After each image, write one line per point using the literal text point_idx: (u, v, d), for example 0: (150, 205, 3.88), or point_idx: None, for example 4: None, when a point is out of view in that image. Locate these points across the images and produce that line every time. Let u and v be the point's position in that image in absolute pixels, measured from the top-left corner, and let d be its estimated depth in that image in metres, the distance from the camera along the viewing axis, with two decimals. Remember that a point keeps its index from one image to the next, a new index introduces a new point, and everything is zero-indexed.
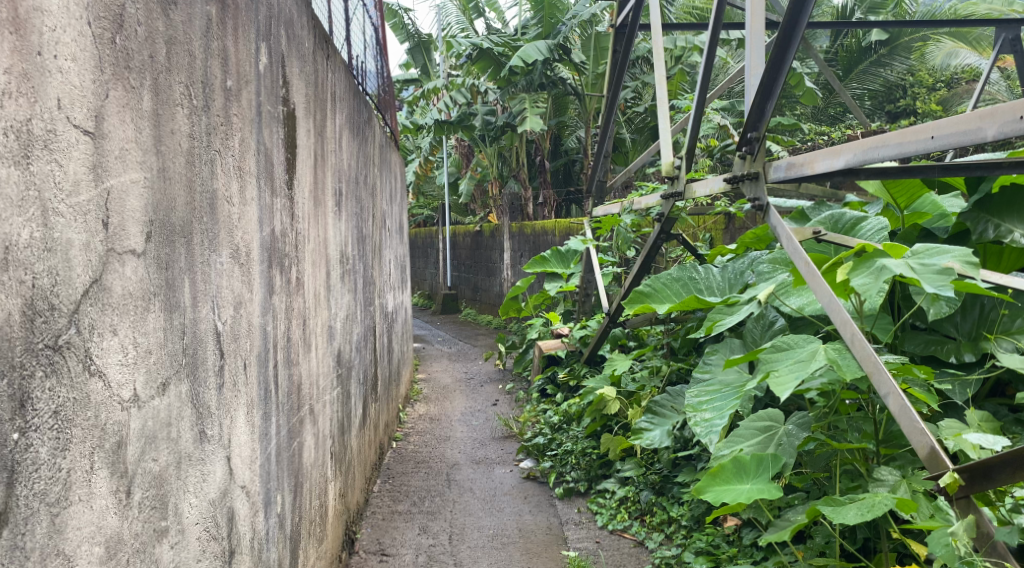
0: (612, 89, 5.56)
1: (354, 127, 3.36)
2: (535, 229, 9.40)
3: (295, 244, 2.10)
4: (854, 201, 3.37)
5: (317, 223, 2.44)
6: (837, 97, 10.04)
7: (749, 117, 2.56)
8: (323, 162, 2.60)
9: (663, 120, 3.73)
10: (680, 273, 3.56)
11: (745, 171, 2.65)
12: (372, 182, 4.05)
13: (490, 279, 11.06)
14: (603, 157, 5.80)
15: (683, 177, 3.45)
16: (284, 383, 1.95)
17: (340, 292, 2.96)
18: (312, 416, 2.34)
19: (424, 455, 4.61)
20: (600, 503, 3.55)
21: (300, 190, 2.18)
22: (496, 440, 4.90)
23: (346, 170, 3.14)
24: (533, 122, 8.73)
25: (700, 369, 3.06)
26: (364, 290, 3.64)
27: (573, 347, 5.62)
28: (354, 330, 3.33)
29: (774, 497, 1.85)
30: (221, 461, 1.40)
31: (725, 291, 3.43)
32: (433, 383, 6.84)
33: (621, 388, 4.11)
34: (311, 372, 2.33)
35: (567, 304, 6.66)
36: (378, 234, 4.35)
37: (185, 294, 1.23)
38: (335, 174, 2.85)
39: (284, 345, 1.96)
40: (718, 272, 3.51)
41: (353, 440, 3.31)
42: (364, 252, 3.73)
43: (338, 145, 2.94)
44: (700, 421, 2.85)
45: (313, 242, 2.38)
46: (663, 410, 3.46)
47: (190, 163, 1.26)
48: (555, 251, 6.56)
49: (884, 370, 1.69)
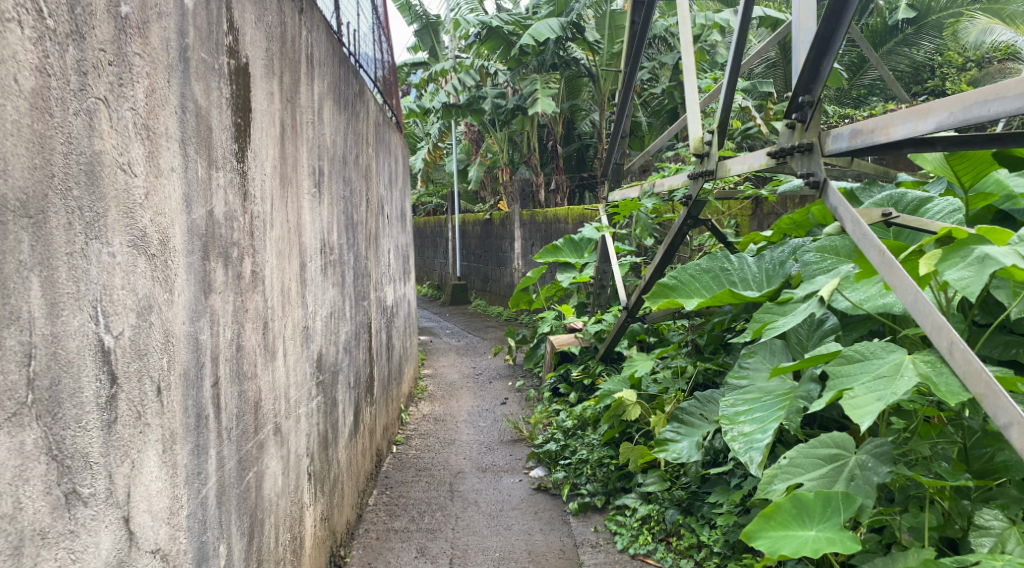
0: (629, 65, 5.14)
1: (340, 101, 2.97)
2: (547, 217, 8.99)
3: (249, 230, 1.71)
4: (909, 181, 2.95)
5: (285, 206, 2.05)
6: (862, 78, 9.51)
7: (800, 77, 2.13)
8: (295, 134, 2.22)
9: (690, 91, 3.31)
10: (710, 263, 3.16)
11: (794, 143, 2.21)
12: (365, 165, 3.66)
13: (500, 269, 10.65)
14: (618, 137, 5.40)
15: (715, 153, 3.01)
16: (232, 403, 1.57)
17: (321, 286, 2.57)
18: (280, 438, 1.96)
19: (426, 461, 4.24)
20: (619, 522, 3.17)
21: (256, 163, 1.79)
22: (505, 445, 4.52)
23: (330, 147, 2.75)
24: (545, 104, 8.31)
25: (736, 375, 2.70)
26: (354, 284, 3.26)
27: (587, 343, 5.25)
28: (342, 328, 2.94)
29: (850, 551, 1.44)
30: (113, 526, 1.03)
31: (760, 283, 3.01)
32: (440, 380, 6.46)
33: (642, 393, 3.77)
34: (278, 383, 1.95)
35: (581, 296, 6.26)
36: (374, 221, 3.96)
37: (32, 299, 0.87)
38: (313, 151, 2.46)
39: (232, 355, 1.57)
40: (754, 262, 3.07)
41: (341, 454, 2.94)
42: (355, 241, 3.34)
43: (319, 118, 2.55)
44: (740, 437, 2.47)
45: (279, 227, 2.00)
46: (691, 418, 3.06)
47: (40, 107, 0.89)
48: (568, 239, 6.19)
49: (1001, 393, 1.26)
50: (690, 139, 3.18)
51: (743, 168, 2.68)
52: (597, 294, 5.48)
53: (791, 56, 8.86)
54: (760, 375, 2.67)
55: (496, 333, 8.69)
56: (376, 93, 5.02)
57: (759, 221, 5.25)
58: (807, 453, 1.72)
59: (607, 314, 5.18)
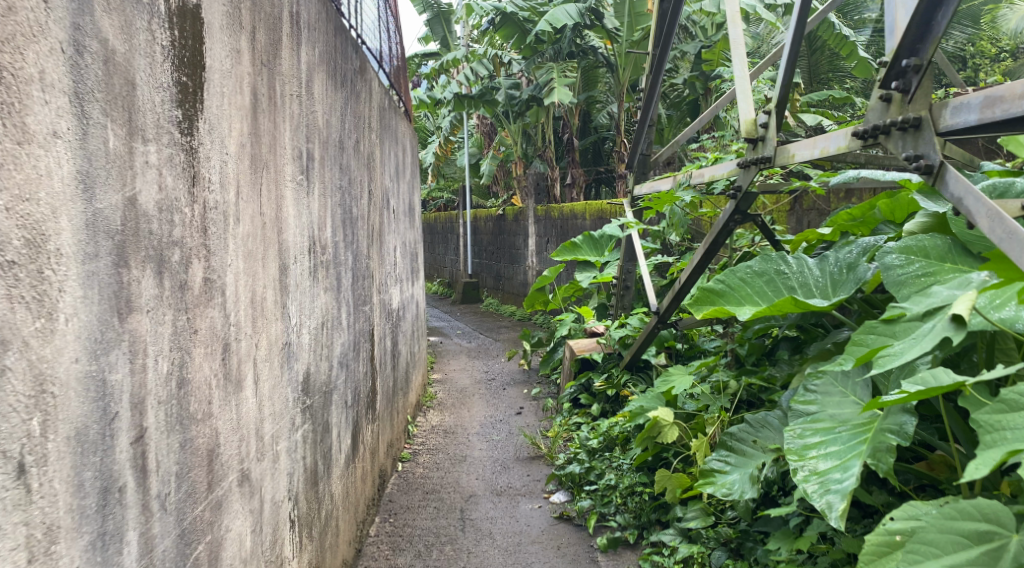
0: (659, 47, 4.72)
1: (336, 76, 2.55)
2: (563, 212, 8.56)
3: (200, 225, 1.30)
4: (997, 170, 2.53)
5: (257, 196, 1.64)
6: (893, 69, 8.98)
7: (905, 35, 1.71)
8: (275, 109, 1.80)
9: (739, 66, 2.90)
10: (763, 265, 2.73)
11: (892, 118, 1.78)
12: (368, 153, 3.25)
13: (514, 266, 10.23)
14: (645, 126, 4.97)
15: (772, 137, 2.58)
16: (168, 461, 1.16)
17: (311, 293, 2.16)
18: (247, 490, 1.55)
19: (435, 482, 3.83)
20: (656, 563, 2.74)
21: (212, 138, 1.37)
22: (521, 463, 4.11)
23: (323, 129, 2.34)
24: (562, 94, 7.88)
25: (803, 401, 2.28)
26: (353, 287, 2.85)
27: (610, 349, 4.81)
28: (337, 340, 2.54)
29: None
30: None
31: (825, 290, 2.57)
32: (450, 386, 6.06)
33: (677, 412, 3.36)
34: (245, 419, 1.54)
35: (601, 297, 5.83)
36: (378, 216, 3.56)
37: None
38: (299, 131, 2.05)
39: (168, 396, 1.16)
40: (816, 264, 2.66)
41: (336, 486, 2.53)
42: (355, 239, 2.93)
43: (307, 93, 2.14)
44: (812, 478, 2.04)
45: (248, 221, 1.58)
46: (743, 447, 2.64)
47: None
48: (587, 237, 5.80)
49: None
50: (741, 121, 2.76)
51: (812, 152, 2.25)
52: (621, 296, 5.06)
53: (819, 45, 8.36)
54: (830, 399, 2.26)
55: (509, 334, 8.29)
56: (382, 76, 4.61)
57: (799, 217, 4.83)
58: (943, 527, 1.33)
59: (632, 317, 4.78)
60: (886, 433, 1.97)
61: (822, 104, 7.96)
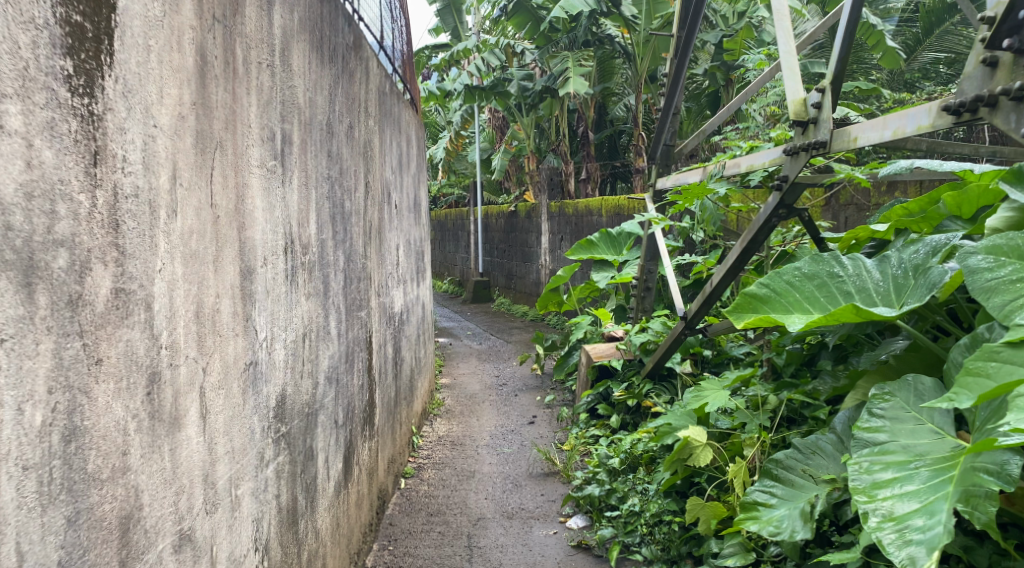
0: (685, 29, 4.37)
1: (322, 49, 2.22)
2: (577, 209, 8.21)
3: (104, 219, 0.97)
4: None
5: (205, 184, 1.31)
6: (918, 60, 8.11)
7: None
8: (234, 75, 1.46)
9: (786, 39, 2.54)
10: (813, 267, 2.38)
11: (1007, 83, 1.42)
12: (364, 141, 2.92)
13: (526, 265, 9.89)
14: (668, 115, 4.61)
15: (826, 119, 2.24)
16: (40, 548, 0.83)
17: (288, 299, 1.83)
18: (188, 555, 1.23)
19: (440, 502, 3.51)
20: None
21: (130, 103, 1.04)
22: (535, 480, 3.77)
23: (305, 109, 2.00)
24: (577, 84, 7.53)
25: (870, 427, 1.93)
26: (345, 290, 2.53)
27: (630, 356, 4.46)
28: (323, 352, 2.21)
29: None
30: None
31: (887, 297, 2.23)
32: (459, 391, 5.73)
33: (709, 430, 3.02)
34: (186, 465, 1.21)
35: (620, 298, 5.49)
36: (377, 211, 3.23)
37: None
38: (270, 108, 1.71)
39: (42, 457, 0.84)
40: (875, 266, 2.31)
41: (321, 520, 2.20)
42: (348, 236, 2.60)
43: (282, 63, 1.80)
44: (887, 525, 1.68)
45: (191, 214, 1.25)
46: (791, 477, 2.30)
47: None
48: (604, 234, 5.49)
49: None
50: (789, 102, 2.40)
51: (881, 134, 1.89)
52: (641, 298, 4.71)
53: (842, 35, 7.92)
54: (901, 426, 1.89)
55: (521, 335, 7.94)
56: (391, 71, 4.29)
57: (835, 213, 4.47)
58: None
59: (654, 321, 4.45)
60: (982, 475, 1.62)
61: (848, 96, 7.54)
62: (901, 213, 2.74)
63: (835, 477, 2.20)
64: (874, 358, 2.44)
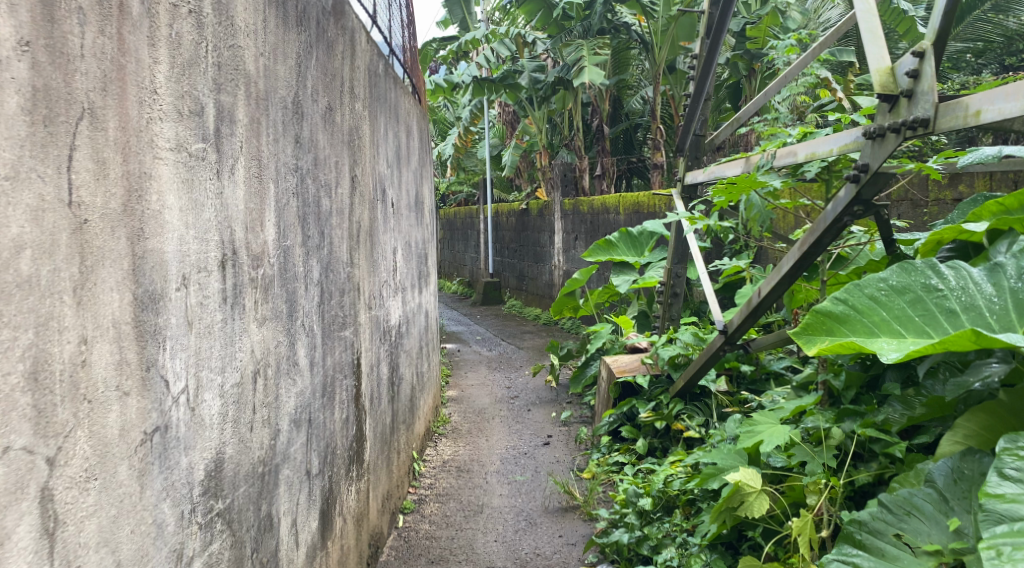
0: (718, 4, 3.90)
1: (284, 5, 1.75)
2: (593, 206, 7.73)
3: None
4: None
5: (53, 172, 0.84)
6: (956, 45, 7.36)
7: None
8: (121, 12, 0.99)
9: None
10: (903, 278, 1.90)
11: None
12: (349, 127, 2.46)
13: (538, 265, 9.41)
14: (699, 102, 4.14)
15: (929, 89, 1.74)
16: None
17: (226, 329, 1.37)
18: None
19: (442, 545, 3.04)
20: None
21: None
22: (551, 517, 3.30)
23: (256, 79, 1.55)
24: (592, 73, 7.04)
25: (1007, 494, 1.45)
26: (321, 306, 2.06)
27: (657, 371, 3.98)
28: (287, 389, 1.75)
29: None
30: None
31: (1006, 318, 1.74)
32: (467, 405, 5.26)
33: (759, 469, 2.54)
34: None
35: (642, 303, 5.01)
36: (368, 209, 2.78)
37: None
38: (196, 69, 1.24)
39: None
40: (986, 277, 1.81)
41: None
42: (326, 242, 2.14)
43: (217, 12, 1.34)
44: None
45: (19, 219, 0.79)
46: (882, 545, 1.83)
47: None
48: (624, 234, 5.02)
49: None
50: (874, 72, 1.92)
51: None
52: (668, 305, 4.22)
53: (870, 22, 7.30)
54: None
55: (533, 341, 7.47)
56: (394, 63, 3.88)
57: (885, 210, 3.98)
58: None
59: (683, 330, 3.97)
60: None
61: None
62: (995, 208, 2.23)
63: (941, 548, 1.71)
64: (963, 385, 1.97)
